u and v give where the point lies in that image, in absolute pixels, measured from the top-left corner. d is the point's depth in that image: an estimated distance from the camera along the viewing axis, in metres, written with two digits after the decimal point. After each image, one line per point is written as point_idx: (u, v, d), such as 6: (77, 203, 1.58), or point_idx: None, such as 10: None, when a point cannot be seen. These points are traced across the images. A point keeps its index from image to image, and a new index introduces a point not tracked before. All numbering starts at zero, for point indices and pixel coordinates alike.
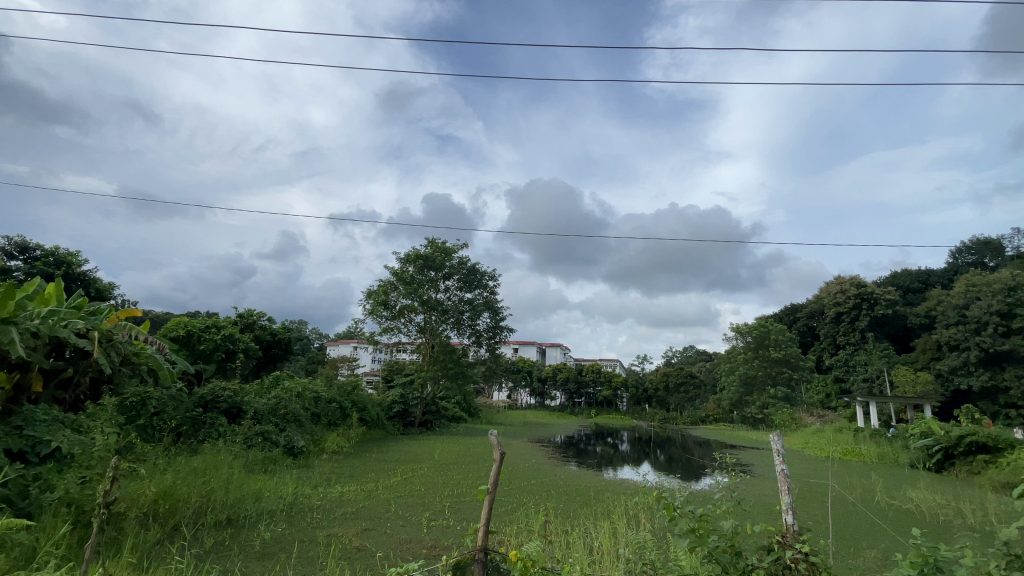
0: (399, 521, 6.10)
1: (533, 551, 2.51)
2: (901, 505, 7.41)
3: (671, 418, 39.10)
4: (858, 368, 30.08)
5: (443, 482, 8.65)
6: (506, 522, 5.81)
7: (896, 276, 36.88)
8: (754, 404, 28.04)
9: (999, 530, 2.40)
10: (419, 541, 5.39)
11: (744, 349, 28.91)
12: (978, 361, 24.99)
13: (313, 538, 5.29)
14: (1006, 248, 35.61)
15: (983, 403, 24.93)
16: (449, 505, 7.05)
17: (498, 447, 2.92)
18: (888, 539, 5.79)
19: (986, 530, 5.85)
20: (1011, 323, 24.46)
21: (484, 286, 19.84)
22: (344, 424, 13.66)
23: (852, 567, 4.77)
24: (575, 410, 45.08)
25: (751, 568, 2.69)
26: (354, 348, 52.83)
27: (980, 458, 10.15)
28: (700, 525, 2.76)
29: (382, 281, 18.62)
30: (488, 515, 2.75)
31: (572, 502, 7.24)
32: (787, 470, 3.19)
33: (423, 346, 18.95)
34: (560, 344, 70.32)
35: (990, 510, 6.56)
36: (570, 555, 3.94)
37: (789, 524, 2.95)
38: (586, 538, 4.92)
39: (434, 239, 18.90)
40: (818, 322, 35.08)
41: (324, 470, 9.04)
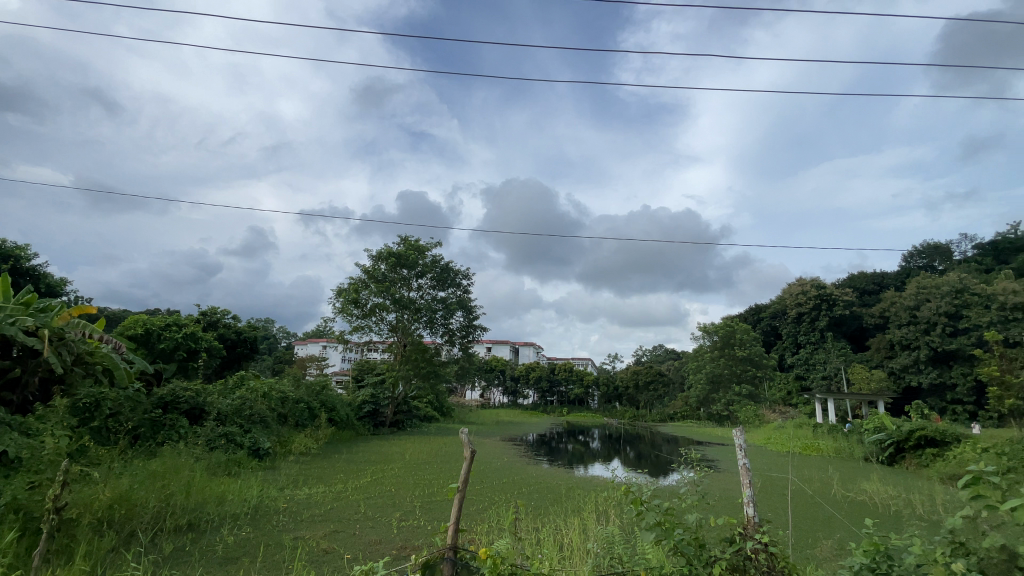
0: (369, 523, 6.04)
1: (502, 549, 2.52)
2: (856, 497, 7.77)
3: (640, 416, 39.83)
4: (817, 366, 31.38)
5: (415, 482, 8.58)
6: (477, 521, 5.78)
7: (853, 278, 38.51)
8: (720, 401, 28.85)
9: (946, 519, 2.54)
10: (389, 542, 5.34)
11: (710, 348, 29.49)
12: (927, 359, 26.36)
13: (280, 541, 5.18)
14: (953, 252, 37.72)
15: (932, 399, 26.18)
16: (420, 505, 6.97)
17: (468, 446, 2.89)
18: (843, 529, 6.05)
19: (932, 520, 6.20)
20: (958, 323, 25.91)
21: (457, 285, 19.79)
22: (313, 425, 13.37)
23: (809, 557, 4.97)
24: (547, 408, 45.36)
25: (714, 560, 2.76)
26: (321, 347, 51.25)
27: (929, 452, 10.71)
28: (666, 519, 2.83)
29: (353, 279, 18.32)
30: (458, 513, 2.73)
31: (545, 499, 7.26)
32: (748, 464, 3.27)
33: (395, 345, 18.74)
34: (533, 344, 70.61)
35: (937, 500, 6.94)
36: (539, 553, 3.94)
37: (750, 516, 3.04)
38: (556, 535, 4.95)
39: (406, 237, 18.67)
40: (780, 322, 36.26)
41: (290, 472, 8.81)
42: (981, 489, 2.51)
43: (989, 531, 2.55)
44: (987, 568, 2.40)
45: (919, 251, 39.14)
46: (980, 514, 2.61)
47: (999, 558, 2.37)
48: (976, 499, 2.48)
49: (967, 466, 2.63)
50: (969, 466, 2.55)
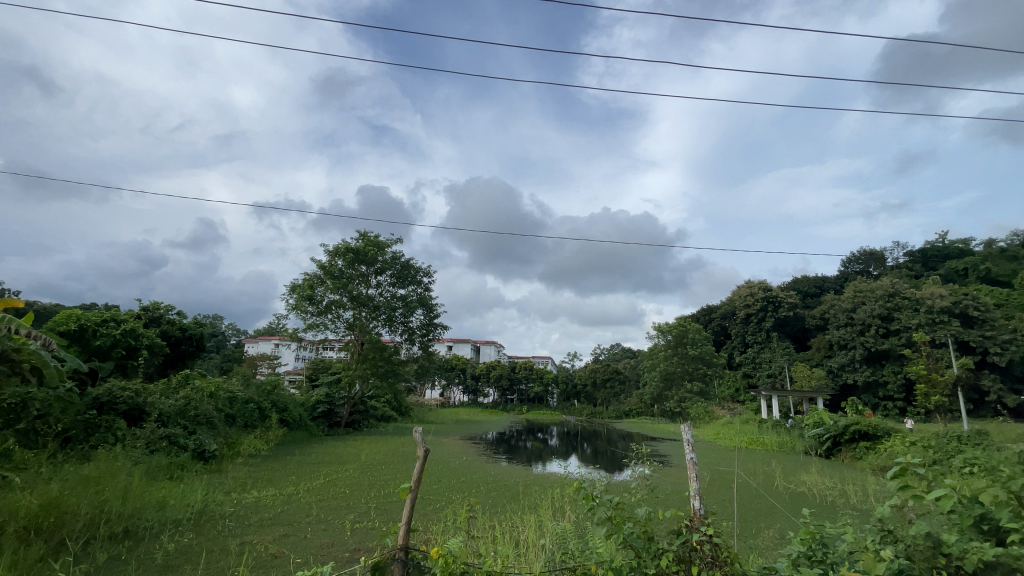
0: (320, 525, 5.89)
1: (454, 548, 2.52)
2: (797, 489, 8.22)
3: (597, 413, 40.68)
4: (763, 364, 32.98)
5: (370, 483, 8.40)
6: (432, 521, 5.74)
7: (797, 282, 40.60)
8: (673, 398, 29.81)
9: (876, 508, 2.74)
10: (342, 545, 5.22)
11: (664, 347, 30.42)
12: (862, 358, 28.14)
13: (225, 547, 4.97)
14: (886, 259, 40.46)
15: (866, 396, 27.94)
16: (375, 506, 6.86)
17: (422, 445, 2.86)
18: (783, 519, 6.39)
19: (863, 509, 6.66)
20: (890, 325, 27.82)
21: (418, 283, 19.54)
22: (263, 426, 12.87)
23: (752, 546, 5.23)
24: (507, 406, 45.53)
25: (662, 552, 2.85)
26: (274, 345, 49.40)
27: (862, 445, 11.43)
28: (617, 514, 2.93)
29: (308, 275, 17.77)
30: (410, 513, 2.71)
31: (501, 497, 7.29)
32: (696, 458, 3.37)
33: (352, 343, 18.31)
34: (494, 343, 70.70)
35: (868, 490, 7.44)
36: (491, 550, 3.99)
37: (696, 509, 3.15)
38: (511, 532, 4.98)
39: (365, 232, 18.25)
40: (730, 322, 37.80)
41: (236, 475, 8.45)
42: (908, 480, 2.69)
43: (915, 520, 2.73)
44: (913, 555, 2.56)
45: (856, 257, 41.80)
46: (907, 504, 2.79)
47: (924, 545, 2.53)
48: (903, 489, 2.66)
49: (896, 459, 2.82)
50: (898, 459, 2.75)
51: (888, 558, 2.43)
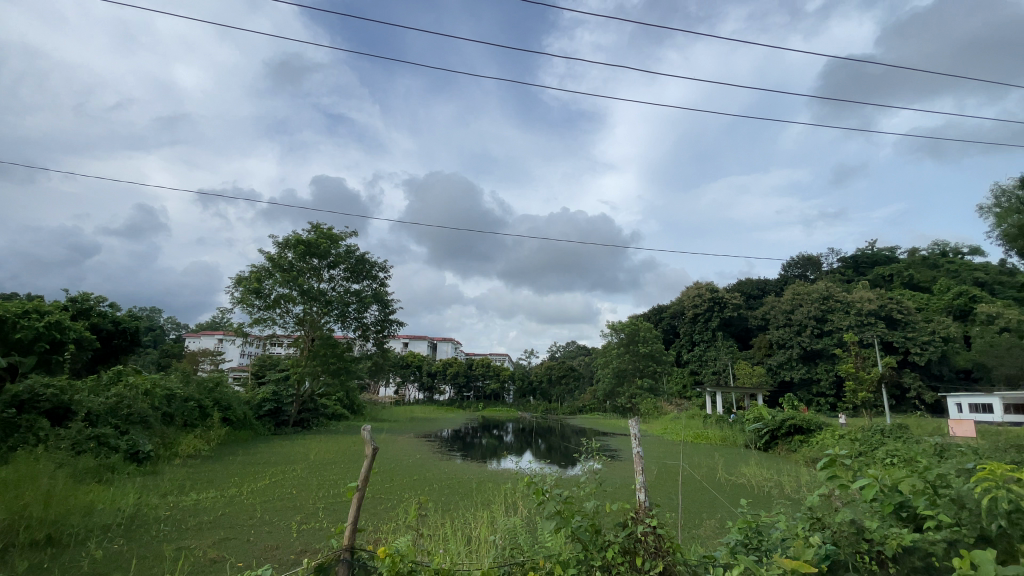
0: (265, 528, 5.68)
1: (401, 546, 2.50)
2: (737, 480, 8.67)
3: (552, 410, 41.26)
4: (709, 362, 34.49)
5: (319, 483, 8.18)
6: (382, 520, 5.67)
7: (742, 284, 42.58)
8: (624, 395, 30.66)
9: (807, 497, 2.92)
10: (287, 547, 5.07)
11: (617, 344, 31.19)
12: (798, 357, 29.88)
13: (160, 553, 4.71)
14: (822, 264, 43.16)
15: (802, 392, 29.67)
16: (323, 507, 6.71)
17: (371, 443, 2.80)
18: (722, 509, 6.73)
19: (794, 498, 7.12)
20: (823, 326, 29.70)
21: (373, 278, 19.13)
22: (204, 425, 12.24)
23: (695, 536, 5.47)
24: (462, 403, 45.38)
25: (608, 544, 2.93)
26: (217, 340, 47.12)
27: (797, 438, 12.20)
28: (566, 508, 2.99)
29: (255, 267, 17.02)
30: (357, 513, 2.66)
31: (454, 494, 7.27)
32: (642, 452, 3.47)
33: (302, 339, 17.71)
34: (451, 339, 70.36)
35: (800, 481, 7.96)
36: (440, 548, 3.98)
37: (642, 501, 3.24)
38: (464, 529, 5.01)
39: (318, 224, 17.66)
40: (679, 322, 39.21)
41: (173, 477, 8.00)
42: (836, 470, 2.90)
43: (841, 507, 2.92)
44: (838, 540, 2.74)
45: (795, 261, 44.34)
46: (835, 495, 2.99)
47: (848, 530, 2.73)
48: (832, 479, 2.86)
49: (825, 451, 3.03)
50: (828, 451, 2.96)
51: (816, 543, 2.60)
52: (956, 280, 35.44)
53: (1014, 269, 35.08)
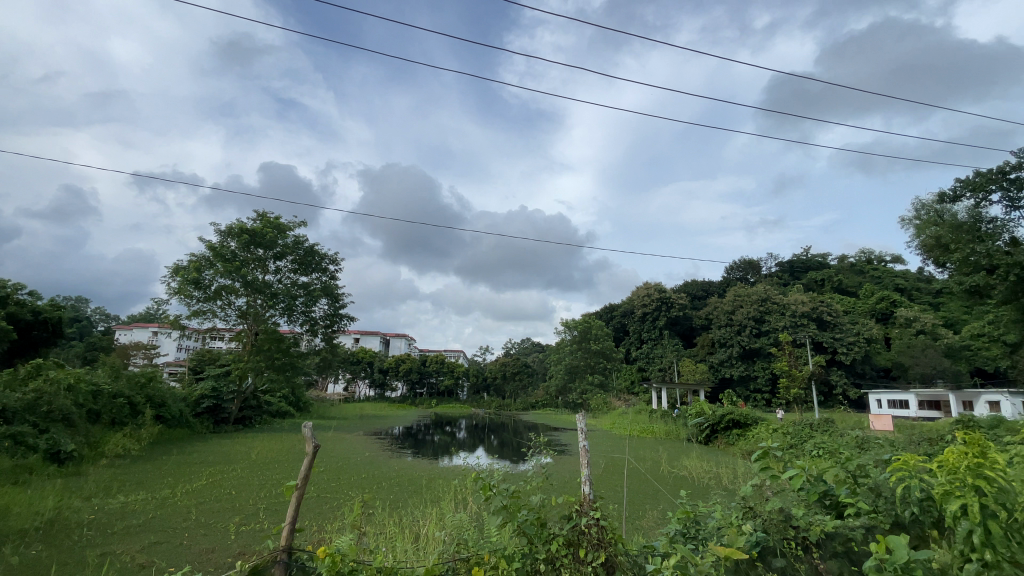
0: (199, 530, 5.40)
1: (343, 545, 2.44)
2: (679, 472, 9.06)
3: (505, 406, 41.50)
4: (657, 359, 35.74)
5: (262, 483, 7.87)
6: (325, 519, 5.52)
7: (688, 284, 44.32)
8: (576, 390, 31.29)
9: (741, 488, 3.07)
10: (224, 549, 4.84)
11: (570, 341, 31.78)
12: (738, 355, 31.44)
13: (81, 559, 4.39)
14: (762, 267, 45.60)
15: (741, 388, 31.28)
16: (264, 507, 6.45)
17: (311, 441, 2.71)
18: (663, 500, 7.02)
19: (729, 488, 7.53)
20: (761, 326, 31.38)
21: (323, 271, 18.54)
22: (134, 423, 11.48)
23: (638, 526, 5.69)
24: (415, 399, 44.79)
25: (553, 537, 2.99)
26: (151, 333, 44.26)
27: (734, 432, 12.90)
28: (512, 502, 3.03)
29: (193, 256, 16.07)
30: (296, 513, 2.57)
31: (403, 492, 7.20)
32: (588, 445, 3.52)
33: (244, 333, 16.94)
34: (405, 335, 69.35)
35: (735, 472, 8.42)
36: (384, 547, 3.93)
37: (586, 494, 3.29)
38: (412, 526, 4.97)
39: (264, 213, 16.90)
40: (629, 320, 40.35)
41: (99, 478, 7.48)
42: (769, 461, 3.06)
43: (772, 497, 3.09)
44: (768, 528, 2.90)
45: (737, 265, 46.60)
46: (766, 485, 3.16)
47: (777, 518, 2.91)
48: (765, 469, 3.02)
49: (758, 444, 3.20)
50: (761, 444, 3.12)
51: (748, 530, 2.74)
52: (879, 286, 38.42)
53: (928, 277, 38.46)
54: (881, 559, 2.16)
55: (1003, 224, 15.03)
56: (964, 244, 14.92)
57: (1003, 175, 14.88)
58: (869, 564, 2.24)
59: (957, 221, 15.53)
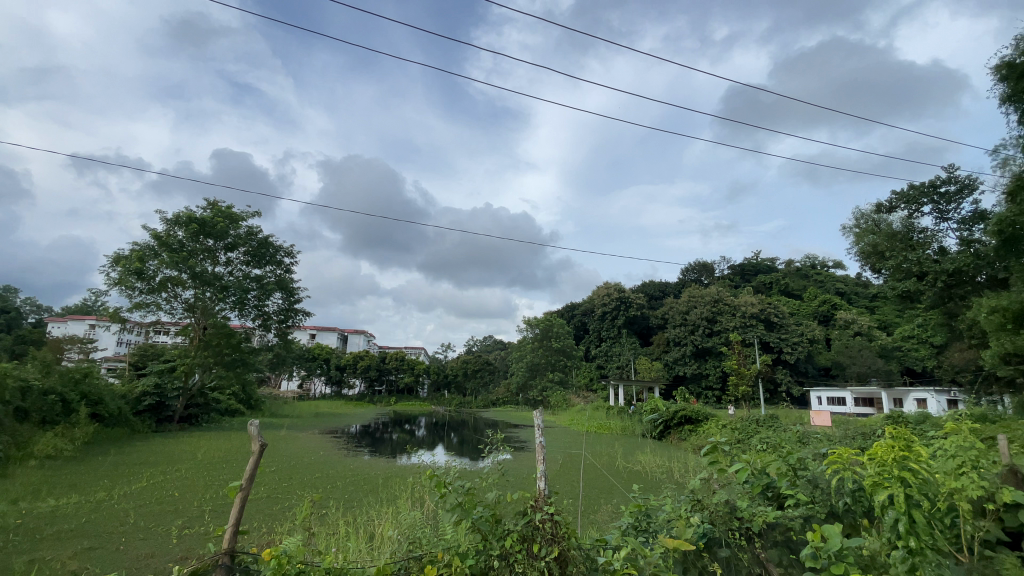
0: (138, 534, 5.13)
1: (291, 546, 2.37)
2: (634, 467, 9.33)
3: (466, 403, 41.42)
4: (615, 357, 36.54)
5: (207, 483, 7.57)
6: (274, 521, 5.36)
7: (646, 284, 45.51)
8: (536, 387, 31.58)
9: (690, 482, 3.18)
10: (166, 554, 4.62)
11: (532, 339, 32.06)
12: (691, 354, 32.57)
13: (4, 568, 4.08)
14: (715, 270, 47.40)
15: (694, 386, 32.42)
16: (209, 509, 6.19)
17: (258, 439, 2.62)
18: (617, 494, 7.22)
19: (680, 482, 7.83)
20: (714, 326, 32.60)
21: (278, 263, 17.91)
22: (67, 422, 10.75)
23: (592, 520, 5.82)
24: (373, 397, 43.98)
25: (507, 533, 3.01)
26: (88, 327, 41.48)
27: (686, 427, 13.42)
28: (466, 499, 3.04)
29: (136, 244, 15.17)
30: (239, 514, 2.48)
31: (358, 491, 7.06)
32: (545, 441, 3.52)
33: (192, 327, 16.16)
34: (365, 331, 68.02)
35: (686, 467, 8.75)
36: (334, 547, 3.85)
37: (541, 489, 3.30)
38: (367, 526, 4.90)
39: (215, 201, 16.16)
40: (589, 319, 41.05)
41: (27, 480, 6.98)
42: (717, 455, 3.20)
43: (719, 489, 3.21)
44: (715, 520, 3.01)
45: (692, 267, 48.24)
46: (713, 477, 3.29)
47: (723, 510, 3.03)
48: (713, 463, 3.15)
49: (707, 438, 3.32)
50: (710, 439, 3.23)
51: (695, 523, 2.85)
52: (821, 289, 40.68)
53: (865, 282, 41.04)
54: (818, 547, 2.29)
55: (933, 234, 16.16)
56: (897, 253, 15.97)
57: (934, 189, 16.05)
58: (807, 553, 2.37)
59: (892, 230, 16.62)
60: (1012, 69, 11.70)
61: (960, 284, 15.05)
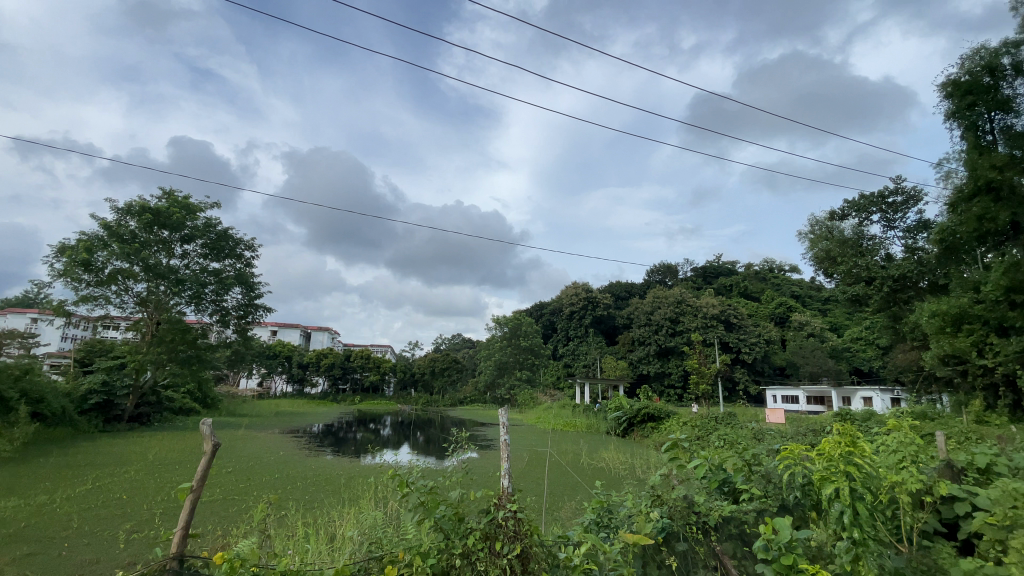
0: (81, 539, 4.87)
1: (244, 549, 2.30)
2: (597, 464, 9.49)
3: (433, 402, 41.15)
4: (582, 356, 37.01)
5: (158, 485, 7.25)
6: (230, 523, 5.19)
7: (613, 285, 46.29)
8: (504, 386, 31.65)
9: (651, 479, 3.24)
10: (112, 559, 4.41)
11: (500, 337, 32.11)
12: (655, 353, 33.34)
13: None
14: (679, 272, 48.70)
15: (657, 384, 33.19)
16: (161, 512, 5.94)
17: (211, 439, 2.53)
18: (580, 490, 7.34)
19: (640, 478, 8.02)
20: (677, 326, 33.44)
21: (238, 257, 17.30)
22: (5, 421, 10.09)
23: (555, 517, 5.88)
24: (337, 396, 43.08)
25: (470, 531, 3.00)
26: (27, 321, 38.92)
27: (649, 424, 13.73)
28: (429, 498, 3.01)
29: (83, 234, 14.35)
30: (190, 517, 2.39)
31: (319, 491, 6.92)
32: (509, 438, 3.52)
33: (144, 322, 15.42)
34: (329, 328, 66.53)
35: (646, 463, 8.97)
36: (291, 549, 3.76)
37: (505, 487, 3.30)
38: (328, 527, 4.81)
39: (171, 191, 15.47)
40: (557, 318, 41.44)
41: None
42: (677, 452, 3.28)
43: (678, 485, 3.29)
44: (674, 515, 3.08)
45: (657, 269, 49.41)
46: (673, 473, 3.38)
47: (681, 505, 3.11)
48: (673, 459, 3.23)
49: (668, 435, 3.39)
50: (671, 436, 3.30)
51: (655, 518, 2.91)
52: (778, 292, 42.37)
53: (818, 286, 43.00)
54: (769, 539, 2.39)
55: (880, 241, 17.14)
56: (848, 258, 16.76)
57: (883, 199, 16.92)
58: (758, 544, 2.47)
59: (844, 237, 17.50)
60: (957, 87, 12.47)
61: (904, 289, 15.93)
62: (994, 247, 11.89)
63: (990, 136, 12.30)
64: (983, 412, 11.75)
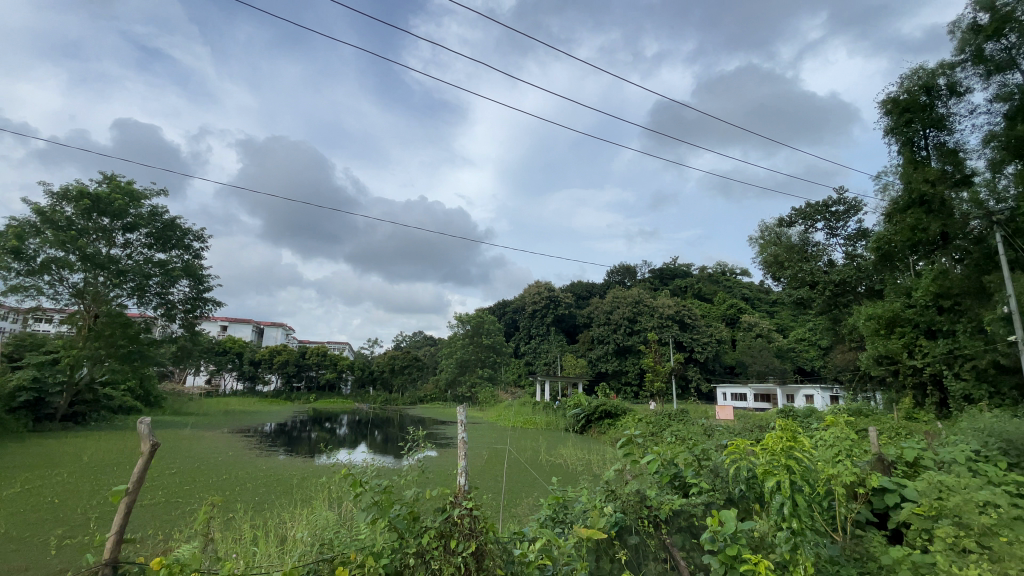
0: (5, 546, 4.53)
1: (185, 554, 2.20)
2: (554, 460, 9.64)
3: (391, 401, 40.50)
4: (542, 354, 37.35)
5: (93, 488, 6.82)
6: (173, 527, 4.93)
7: (574, 284, 46.96)
8: (465, 383, 31.54)
9: (604, 474, 3.31)
10: (42, 567, 4.12)
11: (462, 335, 31.99)
12: (613, 351, 34.07)
13: None
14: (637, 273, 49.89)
15: (615, 382, 33.91)
16: (96, 516, 5.59)
17: (149, 439, 2.40)
18: (536, 486, 7.43)
19: (596, 473, 8.20)
20: (635, 326, 34.27)
21: (185, 248, 16.48)
22: None
23: (512, 513, 5.92)
24: (292, 394, 41.75)
25: (425, 530, 2.98)
26: None
27: (605, 421, 14.02)
28: (384, 497, 2.99)
29: (12, 219, 13.31)
30: (125, 521, 2.27)
31: (269, 492, 6.69)
32: (467, 436, 3.51)
33: (81, 315, 14.45)
34: (283, 324, 64.32)
35: (601, 459, 9.19)
36: (236, 553, 3.63)
37: (461, 484, 3.29)
38: (278, 528, 4.67)
39: (113, 175, 14.58)
40: (519, 316, 41.66)
41: None
42: (632, 448, 3.35)
43: (631, 480, 3.37)
44: (626, 509, 3.15)
45: (616, 270, 50.46)
46: (626, 469, 3.46)
47: (634, 499, 3.19)
48: (627, 455, 3.30)
49: (623, 431, 3.46)
50: (626, 432, 3.37)
51: (608, 512, 2.98)
52: (730, 294, 44.14)
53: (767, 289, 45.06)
54: (716, 531, 2.49)
55: (824, 248, 18.10)
56: (795, 262, 17.64)
57: (826, 208, 17.93)
58: (705, 536, 2.57)
59: (791, 243, 18.40)
60: (895, 104, 13.36)
61: (844, 293, 16.91)
62: (926, 255, 12.60)
63: (924, 152, 13.25)
64: (912, 409, 12.67)
